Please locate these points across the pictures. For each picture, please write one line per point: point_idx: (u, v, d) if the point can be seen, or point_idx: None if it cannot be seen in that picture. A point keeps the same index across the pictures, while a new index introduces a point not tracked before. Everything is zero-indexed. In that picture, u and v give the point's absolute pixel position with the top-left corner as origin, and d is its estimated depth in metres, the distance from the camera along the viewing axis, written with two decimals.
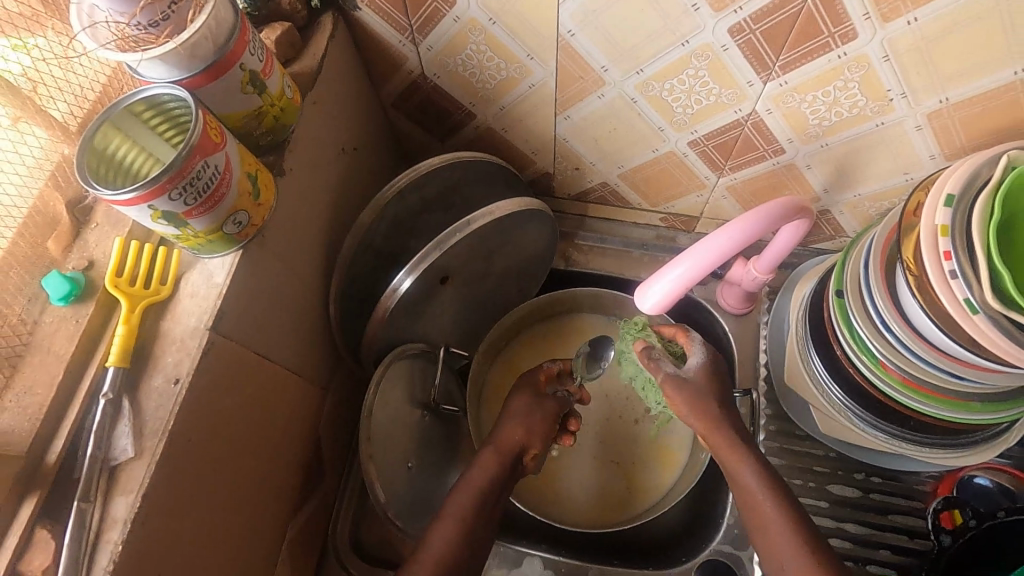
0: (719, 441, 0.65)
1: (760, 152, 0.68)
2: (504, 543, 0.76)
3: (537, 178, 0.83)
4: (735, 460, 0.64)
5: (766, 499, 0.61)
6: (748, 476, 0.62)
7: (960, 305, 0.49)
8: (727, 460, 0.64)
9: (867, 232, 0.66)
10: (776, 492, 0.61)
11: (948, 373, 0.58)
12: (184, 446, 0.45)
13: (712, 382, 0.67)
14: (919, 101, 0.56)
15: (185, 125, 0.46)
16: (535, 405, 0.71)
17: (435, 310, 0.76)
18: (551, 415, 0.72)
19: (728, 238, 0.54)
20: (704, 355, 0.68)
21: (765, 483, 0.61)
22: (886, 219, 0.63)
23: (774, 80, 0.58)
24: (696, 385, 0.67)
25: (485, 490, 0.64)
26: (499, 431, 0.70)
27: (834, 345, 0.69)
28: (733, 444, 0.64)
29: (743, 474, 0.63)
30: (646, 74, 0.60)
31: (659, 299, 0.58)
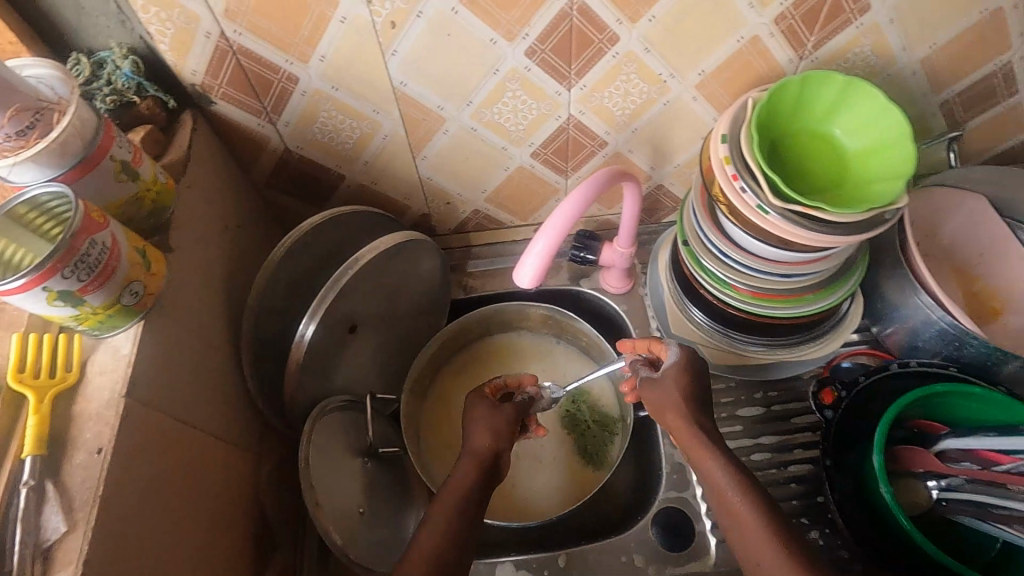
0: (687, 440, 0.65)
1: (589, 148, 0.81)
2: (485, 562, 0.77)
3: (416, 222, 0.92)
4: (707, 461, 0.63)
5: (734, 495, 0.60)
6: (720, 477, 0.62)
7: (754, 211, 0.62)
8: (698, 459, 0.64)
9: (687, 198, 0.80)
10: (745, 485, 0.61)
11: (777, 273, 0.70)
12: (118, 514, 0.46)
13: (685, 381, 0.67)
14: (685, 78, 0.72)
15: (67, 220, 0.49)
16: (498, 414, 0.71)
17: (348, 358, 0.81)
18: (511, 416, 0.72)
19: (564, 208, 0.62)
20: (678, 354, 0.70)
21: (738, 480, 0.61)
22: (694, 187, 0.77)
23: (574, 86, 0.72)
24: (670, 386, 0.67)
25: (450, 510, 0.64)
26: (469, 438, 0.70)
27: (700, 290, 0.81)
28: (701, 444, 0.64)
29: (717, 476, 0.62)
30: (475, 104, 0.73)
31: (532, 269, 0.64)
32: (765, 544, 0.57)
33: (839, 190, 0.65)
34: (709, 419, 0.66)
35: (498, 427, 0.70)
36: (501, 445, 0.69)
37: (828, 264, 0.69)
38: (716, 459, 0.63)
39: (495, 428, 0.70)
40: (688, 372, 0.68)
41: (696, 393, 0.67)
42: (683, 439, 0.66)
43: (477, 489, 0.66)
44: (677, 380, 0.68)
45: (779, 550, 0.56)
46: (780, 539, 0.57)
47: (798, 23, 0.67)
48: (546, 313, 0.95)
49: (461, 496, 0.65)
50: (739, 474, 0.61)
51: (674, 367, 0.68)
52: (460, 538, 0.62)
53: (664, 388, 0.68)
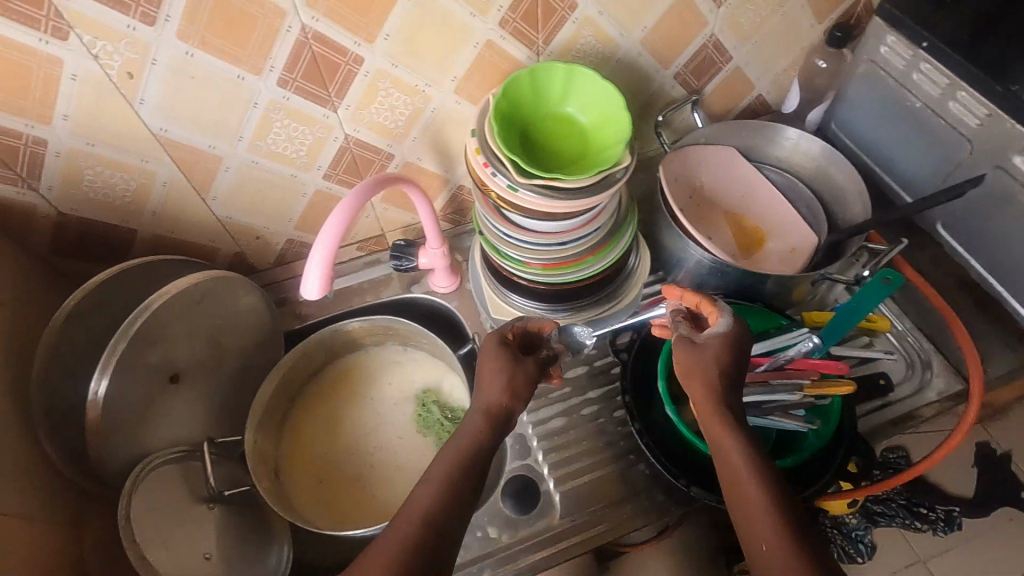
0: (708, 413, 0.64)
1: (378, 162, 0.87)
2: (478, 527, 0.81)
3: (232, 262, 0.92)
4: (726, 438, 0.61)
5: (744, 471, 0.59)
6: (735, 452, 0.60)
7: (507, 190, 0.70)
8: (714, 434, 0.62)
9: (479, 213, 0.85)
10: (754, 460, 0.59)
11: (555, 243, 0.79)
12: None
13: (727, 354, 0.65)
14: (441, 85, 0.79)
15: None
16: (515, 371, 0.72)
17: (171, 408, 0.80)
18: (529, 371, 0.74)
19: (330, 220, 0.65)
20: (729, 323, 0.67)
21: (753, 459, 0.59)
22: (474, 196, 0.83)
23: (339, 107, 0.77)
24: (709, 352, 0.65)
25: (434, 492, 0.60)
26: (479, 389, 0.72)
27: (507, 275, 0.88)
28: (724, 420, 0.62)
29: (734, 453, 0.60)
30: (247, 138, 0.75)
31: (317, 277, 0.67)
32: (775, 529, 0.54)
33: (583, 162, 0.75)
34: (734, 396, 0.64)
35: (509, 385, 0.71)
36: (514, 404, 0.70)
37: (592, 226, 0.79)
38: (732, 431, 0.61)
39: (511, 386, 0.71)
40: (731, 345, 0.66)
41: (733, 374, 0.65)
42: (704, 413, 0.64)
43: (462, 474, 0.63)
44: (718, 345, 0.65)
45: (776, 528, 0.54)
46: (782, 527, 0.54)
47: (521, 25, 0.76)
48: (361, 326, 0.98)
49: (461, 469, 0.63)
50: (759, 457, 0.59)
51: (715, 338, 0.66)
52: (421, 543, 0.56)
53: (703, 353, 0.65)
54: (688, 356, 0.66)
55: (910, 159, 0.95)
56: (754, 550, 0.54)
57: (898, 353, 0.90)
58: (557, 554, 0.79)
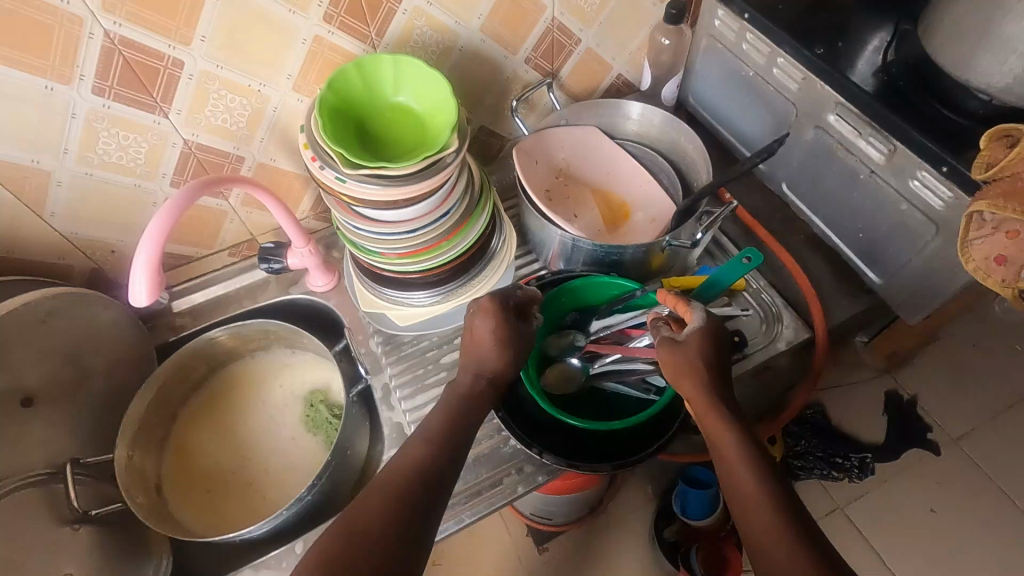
0: (705, 412, 0.69)
1: (228, 166, 0.86)
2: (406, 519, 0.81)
3: (92, 280, 0.90)
4: (724, 438, 0.66)
5: (744, 472, 0.64)
6: (734, 450, 0.65)
7: (336, 183, 0.71)
8: (716, 435, 0.67)
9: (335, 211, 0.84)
10: (752, 457, 0.64)
11: (405, 234, 0.80)
12: None
13: (709, 340, 0.72)
14: (277, 84, 0.80)
15: None
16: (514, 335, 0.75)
17: (24, 433, 0.78)
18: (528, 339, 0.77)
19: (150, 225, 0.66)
20: (703, 321, 0.74)
21: (753, 454, 0.65)
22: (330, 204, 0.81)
23: (170, 113, 0.76)
24: (694, 346, 0.72)
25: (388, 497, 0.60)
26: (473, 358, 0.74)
27: (372, 270, 0.89)
28: (719, 421, 0.68)
29: (733, 452, 0.65)
30: (73, 149, 0.74)
31: (142, 283, 0.67)
32: (773, 529, 0.59)
33: (420, 150, 0.76)
34: (726, 396, 0.70)
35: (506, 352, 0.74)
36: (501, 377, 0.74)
37: (441, 214, 0.80)
38: (730, 432, 0.67)
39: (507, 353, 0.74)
40: (709, 335, 0.73)
41: (719, 353, 0.72)
42: (702, 412, 0.70)
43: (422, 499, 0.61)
44: (700, 339, 0.72)
45: (783, 535, 0.58)
46: (786, 528, 0.58)
47: (348, 19, 0.77)
48: (229, 334, 0.97)
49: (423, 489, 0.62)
50: (755, 449, 0.65)
51: (707, 324, 0.73)
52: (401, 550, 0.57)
53: (687, 349, 0.72)
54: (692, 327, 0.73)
55: (751, 121, 1.00)
56: (765, 547, 0.58)
57: (754, 309, 0.94)
58: (445, 527, 0.79)
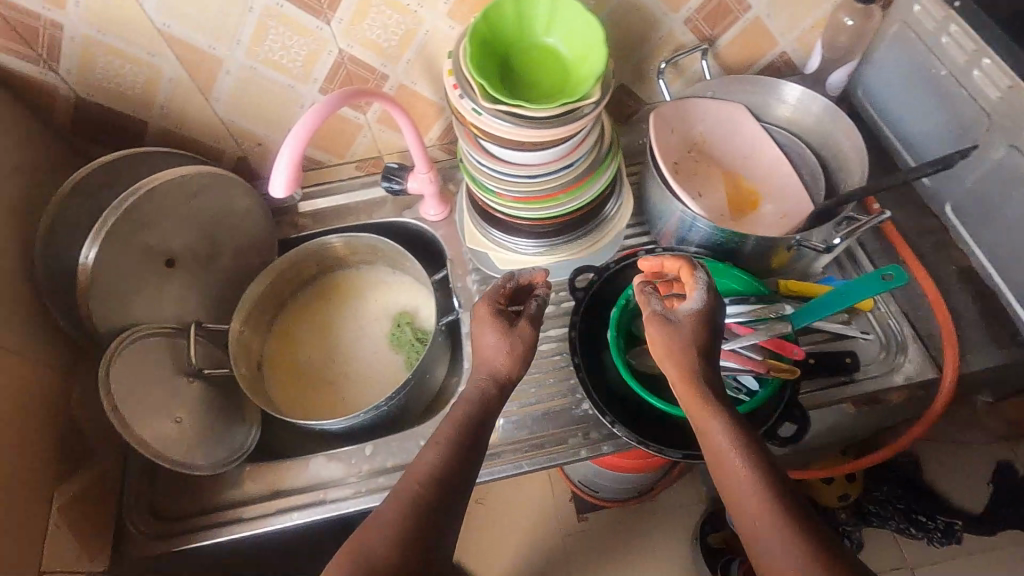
0: (689, 395, 0.64)
1: (373, 81, 0.89)
2: None
3: (237, 167, 0.99)
4: (710, 418, 0.61)
5: (732, 453, 0.58)
6: (720, 436, 0.60)
7: (472, 114, 0.71)
8: (702, 417, 0.62)
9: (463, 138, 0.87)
10: (743, 436, 0.59)
11: (526, 177, 0.80)
12: None
13: (706, 326, 0.65)
14: (433, 7, 0.81)
15: None
16: (512, 335, 0.73)
17: (165, 288, 0.88)
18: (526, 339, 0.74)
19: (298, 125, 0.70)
20: (701, 299, 0.66)
21: (738, 435, 0.59)
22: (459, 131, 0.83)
23: (332, 20, 0.79)
24: (689, 332, 0.65)
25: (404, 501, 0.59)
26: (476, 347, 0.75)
27: (485, 208, 0.90)
28: (705, 402, 0.62)
29: (716, 435, 0.60)
30: (244, 42, 0.80)
31: (282, 176, 0.71)
32: (765, 517, 0.54)
33: (559, 95, 0.74)
34: (712, 371, 0.64)
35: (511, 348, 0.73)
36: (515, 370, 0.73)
37: (564, 162, 0.79)
38: (716, 414, 0.61)
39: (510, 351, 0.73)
40: (703, 319, 0.66)
41: (713, 346, 0.66)
42: (686, 398, 0.64)
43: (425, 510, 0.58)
44: (693, 324, 0.65)
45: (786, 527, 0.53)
46: (794, 518, 0.53)
47: None
48: (342, 242, 1.04)
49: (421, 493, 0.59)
50: (741, 431, 0.59)
51: (694, 316, 0.65)
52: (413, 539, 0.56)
53: (681, 331, 0.65)
54: (697, 316, 0.65)
55: (920, 114, 0.89)
56: (760, 542, 0.54)
57: (874, 334, 0.86)
58: (503, 469, 0.82)
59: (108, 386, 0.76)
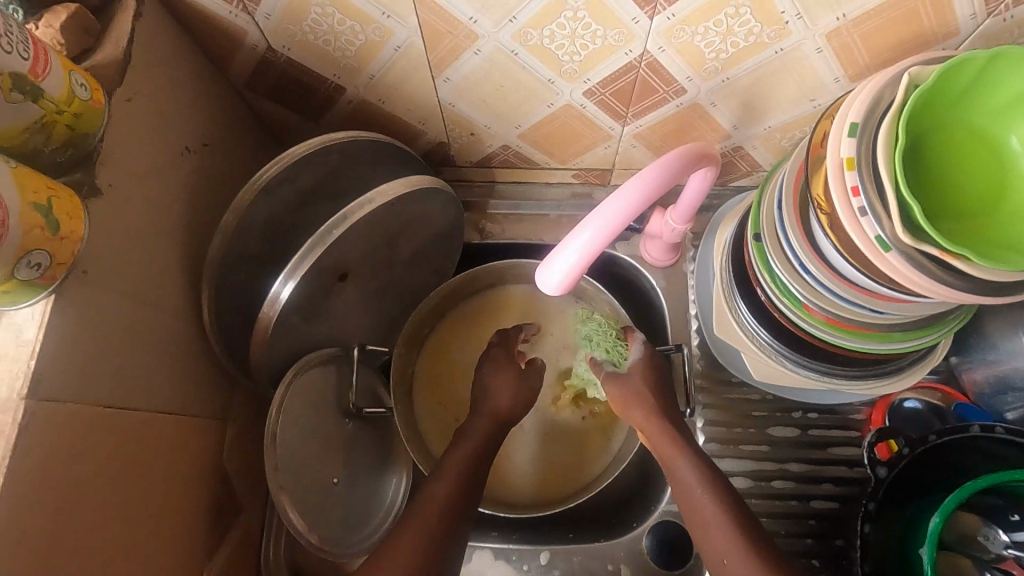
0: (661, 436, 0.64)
1: (661, 94, 0.62)
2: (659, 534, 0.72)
3: (432, 150, 0.76)
4: (678, 455, 0.62)
5: (699, 487, 0.59)
6: (688, 473, 0.61)
7: (871, 243, 0.46)
8: (669, 454, 0.63)
9: (778, 170, 0.62)
10: (712, 479, 0.60)
11: (872, 309, 0.55)
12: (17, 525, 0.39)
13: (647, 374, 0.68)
14: (816, 21, 0.52)
15: None
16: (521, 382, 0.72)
17: (338, 310, 0.70)
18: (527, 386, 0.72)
19: (608, 211, 0.47)
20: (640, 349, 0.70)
21: (705, 474, 0.60)
22: (795, 154, 0.58)
23: (661, 14, 0.51)
24: (634, 384, 0.68)
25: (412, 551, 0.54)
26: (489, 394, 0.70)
27: (766, 304, 0.66)
28: (673, 439, 0.63)
29: (684, 467, 0.61)
30: (520, 21, 0.53)
31: (563, 274, 0.50)
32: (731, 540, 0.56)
33: (993, 224, 0.48)
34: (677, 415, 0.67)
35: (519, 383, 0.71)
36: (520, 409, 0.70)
37: (937, 309, 0.53)
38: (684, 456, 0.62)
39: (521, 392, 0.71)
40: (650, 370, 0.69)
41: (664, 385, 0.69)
42: (654, 435, 0.65)
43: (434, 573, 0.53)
44: (643, 376, 0.68)
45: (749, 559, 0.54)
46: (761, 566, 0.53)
47: None
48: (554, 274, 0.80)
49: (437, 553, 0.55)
50: (710, 470, 0.60)
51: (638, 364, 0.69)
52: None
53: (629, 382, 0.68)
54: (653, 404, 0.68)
55: None
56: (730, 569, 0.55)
57: None
58: None
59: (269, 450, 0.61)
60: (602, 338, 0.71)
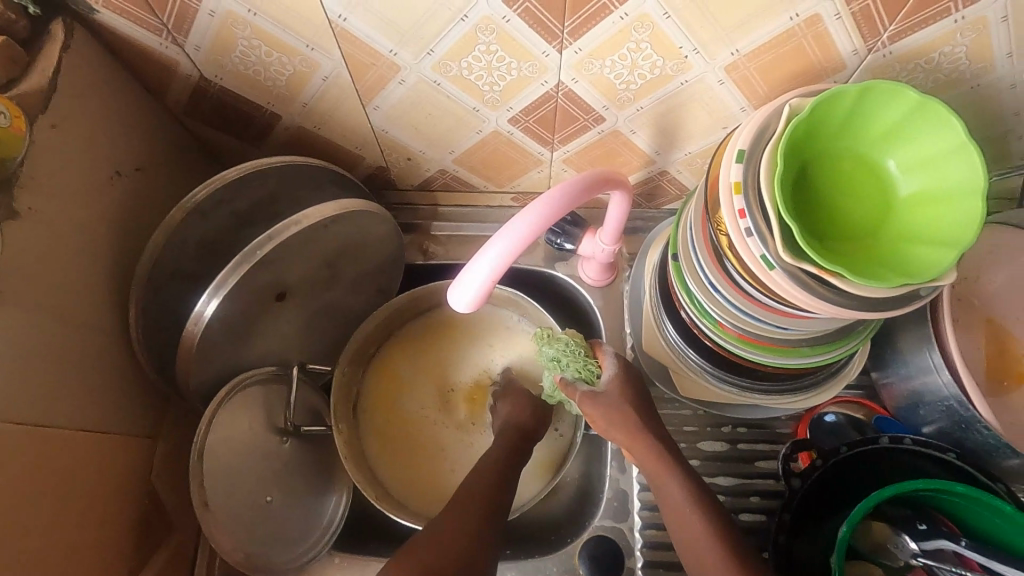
0: (646, 453, 0.65)
1: (582, 122, 0.66)
2: (601, 541, 0.73)
3: (372, 174, 0.78)
4: (667, 477, 0.63)
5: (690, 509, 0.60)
6: (676, 491, 0.62)
7: (758, 262, 0.49)
8: (658, 474, 0.64)
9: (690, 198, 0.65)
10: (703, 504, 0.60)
11: (774, 325, 0.58)
12: None
13: (627, 391, 0.68)
14: (712, 55, 0.55)
15: None
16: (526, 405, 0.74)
17: (275, 330, 0.71)
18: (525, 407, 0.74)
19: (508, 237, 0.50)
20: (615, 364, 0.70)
21: (693, 494, 0.61)
22: (695, 207, 0.62)
23: (568, 48, 0.55)
24: (613, 402, 0.67)
25: None
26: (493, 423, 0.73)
27: (688, 322, 0.69)
28: (660, 460, 0.64)
29: (672, 489, 0.62)
30: (438, 54, 0.56)
31: (474, 292, 0.52)
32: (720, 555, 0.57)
33: (875, 243, 0.51)
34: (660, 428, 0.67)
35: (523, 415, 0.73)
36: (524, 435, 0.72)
37: (833, 324, 0.56)
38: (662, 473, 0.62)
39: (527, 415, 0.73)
40: (628, 386, 0.68)
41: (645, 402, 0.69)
42: (639, 453, 0.65)
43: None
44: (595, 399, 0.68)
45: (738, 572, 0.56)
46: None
47: (877, 6, 0.49)
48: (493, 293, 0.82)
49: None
50: (698, 489, 0.61)
51: (615, 382, 0.68)
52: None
53: (608, 398, 0.67)
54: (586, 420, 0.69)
55: None
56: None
57: None
58: None
59: (199, 469, 0.62)
60: (573, 359, 0.69)
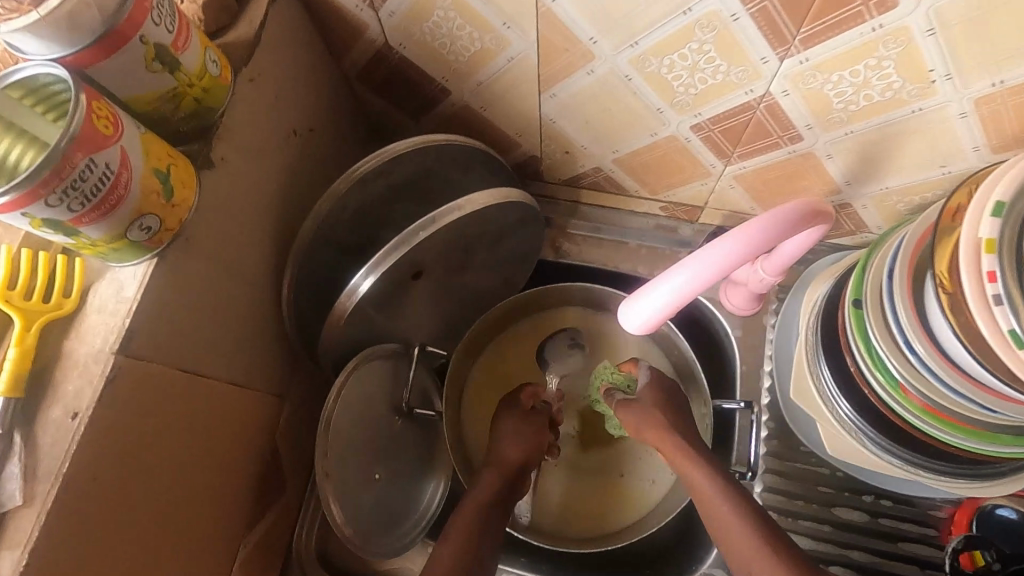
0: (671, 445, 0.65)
1: (774, 138, 0.59)
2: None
3: (522, 163, 0.75)
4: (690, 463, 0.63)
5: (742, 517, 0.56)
6: (699, 479, 0.61)
7: (1001, 336, 0.41)
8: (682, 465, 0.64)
9: (892, 236, 0.57)
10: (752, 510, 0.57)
11: (979, 404, 0.50)
12: (94, 476, 0.41)
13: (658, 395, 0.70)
14: (966, 85, 0.46)
15: (66, 104, 0.39)
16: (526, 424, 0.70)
17: (409, 308, 0.70)
18: (541, 426, 0.70)
19: (697, 268, 0.45)
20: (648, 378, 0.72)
21: (720, 480, 0.60)
22: (922, 219, 0.53)
23: (793, 57, 0.49)
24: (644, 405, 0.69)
25: None
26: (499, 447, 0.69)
27: (854, 373, 0.61)
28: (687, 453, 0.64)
29: (693, 472, 0.62)
30: (642, 47, 0.51)
31: (651, 313, 0.48)
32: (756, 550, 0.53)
33: None
34: None
35: (530, 440, 0.69)
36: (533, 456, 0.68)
37: None
38: None
39: (530, 441, 0.69)
40: None
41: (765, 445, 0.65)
42: (666, 446, 0.65)
43: None
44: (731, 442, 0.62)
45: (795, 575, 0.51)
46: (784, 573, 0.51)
47: None
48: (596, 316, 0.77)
49: None
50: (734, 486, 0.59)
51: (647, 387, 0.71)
52: None
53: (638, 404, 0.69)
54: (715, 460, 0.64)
55: None
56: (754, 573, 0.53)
57: None
58: None
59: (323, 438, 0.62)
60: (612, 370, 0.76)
